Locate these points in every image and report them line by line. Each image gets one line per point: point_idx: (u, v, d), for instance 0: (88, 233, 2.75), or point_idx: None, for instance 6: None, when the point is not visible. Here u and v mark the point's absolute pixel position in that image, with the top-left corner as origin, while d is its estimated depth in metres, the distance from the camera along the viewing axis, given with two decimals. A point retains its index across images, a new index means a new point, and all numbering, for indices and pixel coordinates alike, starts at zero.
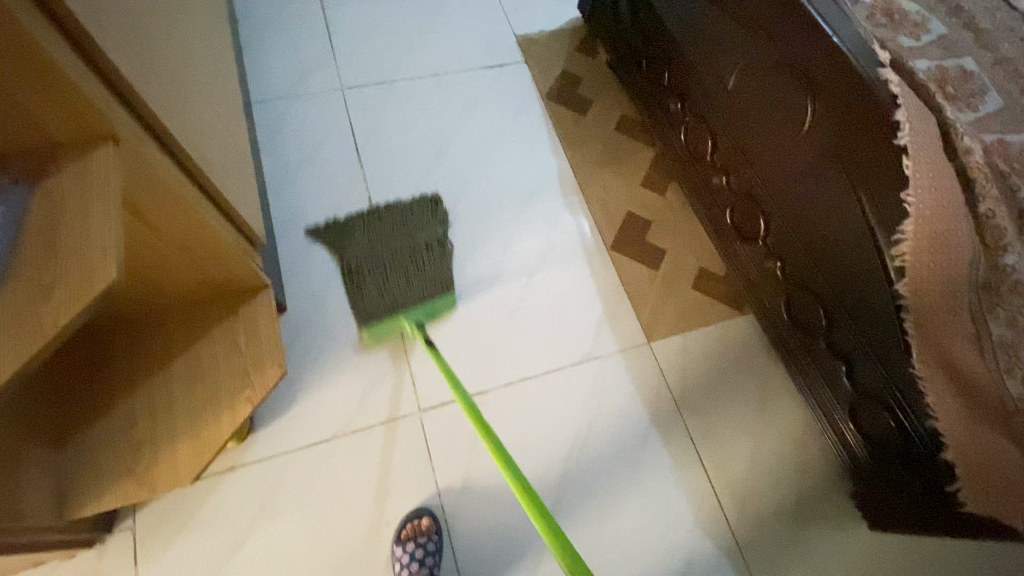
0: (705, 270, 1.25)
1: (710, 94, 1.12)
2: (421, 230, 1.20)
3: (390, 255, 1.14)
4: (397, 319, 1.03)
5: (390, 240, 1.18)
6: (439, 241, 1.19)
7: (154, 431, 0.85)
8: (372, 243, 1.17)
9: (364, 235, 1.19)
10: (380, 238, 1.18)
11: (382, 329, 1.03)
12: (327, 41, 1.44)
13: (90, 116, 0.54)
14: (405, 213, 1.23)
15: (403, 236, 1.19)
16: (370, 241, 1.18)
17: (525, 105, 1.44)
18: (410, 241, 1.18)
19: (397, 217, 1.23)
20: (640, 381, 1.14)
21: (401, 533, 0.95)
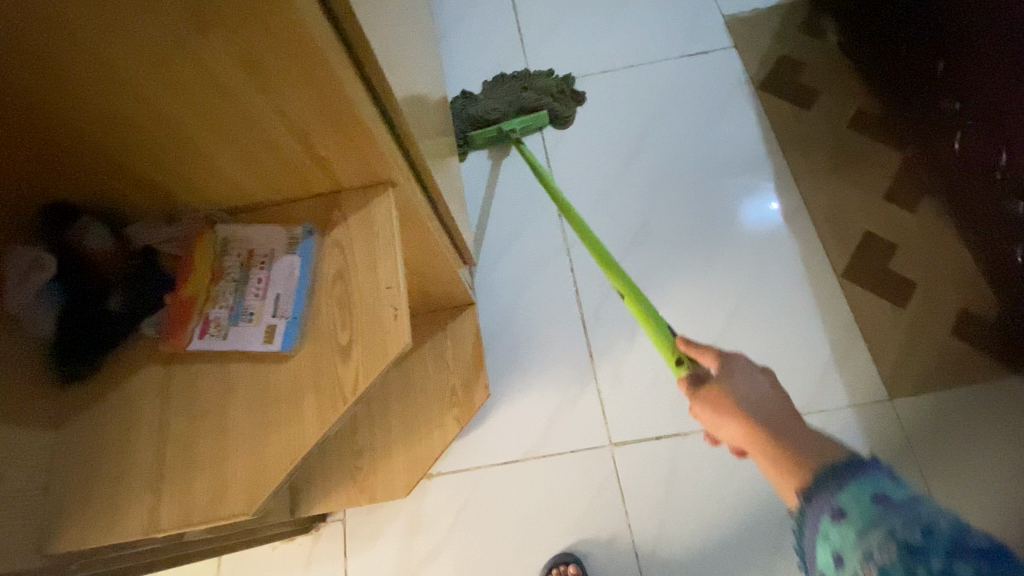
0: (971, 311, 1.00)
1: (1005, 95, 0.86)
2: (540, 86, 1.25)
3: (508, 95, 1.24)
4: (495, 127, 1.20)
5: (512, 86, 1.25)
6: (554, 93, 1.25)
7: (371, 441, 0.88)
8: (492, 91, 1.25)
9: (488, 90, 1.26)
10: (503, 88, 1.26)
11: (485, 130, 1.20)
12: (517, 33, 1.37)
13: (376, 161, 0.53)
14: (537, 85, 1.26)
15: (517, 84, 1.26)
16: (490, 92, 1.25)
17: (733, 98, 1.25)
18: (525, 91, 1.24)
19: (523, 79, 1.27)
20: (875, 444, 0.95)
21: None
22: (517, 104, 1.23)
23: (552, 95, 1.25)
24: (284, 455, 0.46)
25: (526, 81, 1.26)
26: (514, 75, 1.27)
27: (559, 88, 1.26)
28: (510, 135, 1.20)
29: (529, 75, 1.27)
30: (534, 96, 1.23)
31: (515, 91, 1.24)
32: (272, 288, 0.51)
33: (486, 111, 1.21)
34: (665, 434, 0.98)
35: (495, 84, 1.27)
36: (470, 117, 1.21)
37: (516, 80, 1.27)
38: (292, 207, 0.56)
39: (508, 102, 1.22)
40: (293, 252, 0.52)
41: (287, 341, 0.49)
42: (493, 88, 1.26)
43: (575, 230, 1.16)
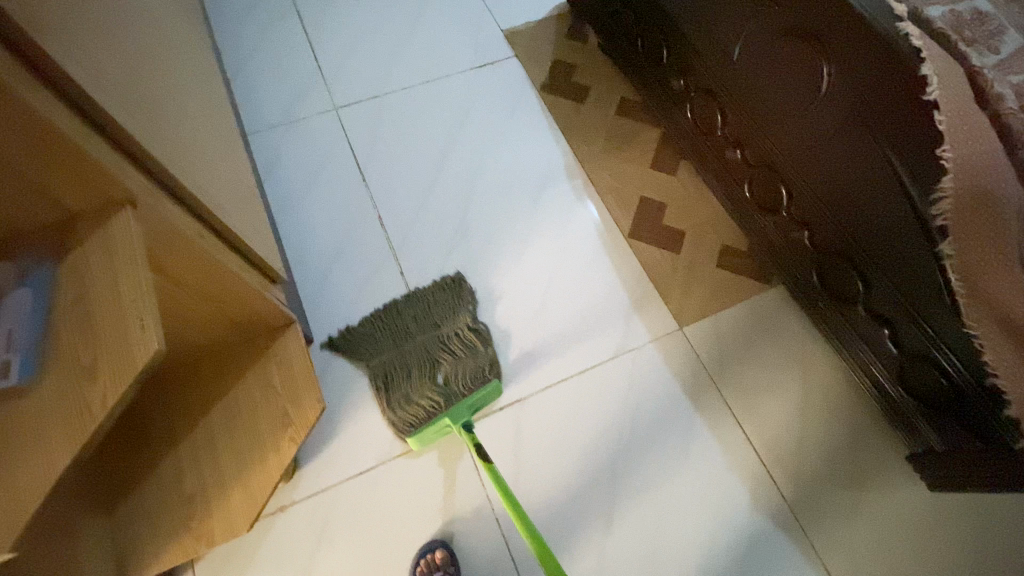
0: (728, 247, 1.23)
1: (712, 68, 1.09)
2: (446, 322, 1.08)
3: (420, 343, 1.05)
4: (443, 420, 0.97)
5: (420, 341, 1.05)
6: (473, 326, 1.08)
7: (201, 484, 0.84)
8: (401, 350, 1.04)
9: (391, 356, 1.04)
10: (412, 348, 1.04)
11: (428, 427, 0.97)
12: (312, 61, 1.41)
13: (104, 182, 0.52)
14: (428, 308, 1.10)
15: (432, 341, 1.05)
16: (398, 346, 1.05)
17: (521, 101, 1.40)
18: (436, 337, 1.06)
19: (432, 315, 1.09)
20: (678, 369, 1.12)
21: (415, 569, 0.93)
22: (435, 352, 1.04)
23: (473, 347, 1.06)
24: (31, 486, 0.45)
25: (437, 321, 1.08)
26: (415, 319, 1.08)
27: (471, 322, 1.10)
28: (460, 417, 0.98)
29: (433, 312, 1.09)
30: (454, 347, 1.05)
31: (435, 366, 1.02)
32: (2, 323, 0.49)
33: (409, 400, 0.99)
34: (507, 404, 1.07)
35: (398, 356, 1.04)
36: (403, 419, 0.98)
37: (426, 337, 1.06)
38: (24, 241, 0.53)
39: (427, 372, 1.01)
40: (23, 284, 0.51)
41: (26, 372, 0.48)
42: (402, 347, 1.05)
43: (398, 237, 1.21)
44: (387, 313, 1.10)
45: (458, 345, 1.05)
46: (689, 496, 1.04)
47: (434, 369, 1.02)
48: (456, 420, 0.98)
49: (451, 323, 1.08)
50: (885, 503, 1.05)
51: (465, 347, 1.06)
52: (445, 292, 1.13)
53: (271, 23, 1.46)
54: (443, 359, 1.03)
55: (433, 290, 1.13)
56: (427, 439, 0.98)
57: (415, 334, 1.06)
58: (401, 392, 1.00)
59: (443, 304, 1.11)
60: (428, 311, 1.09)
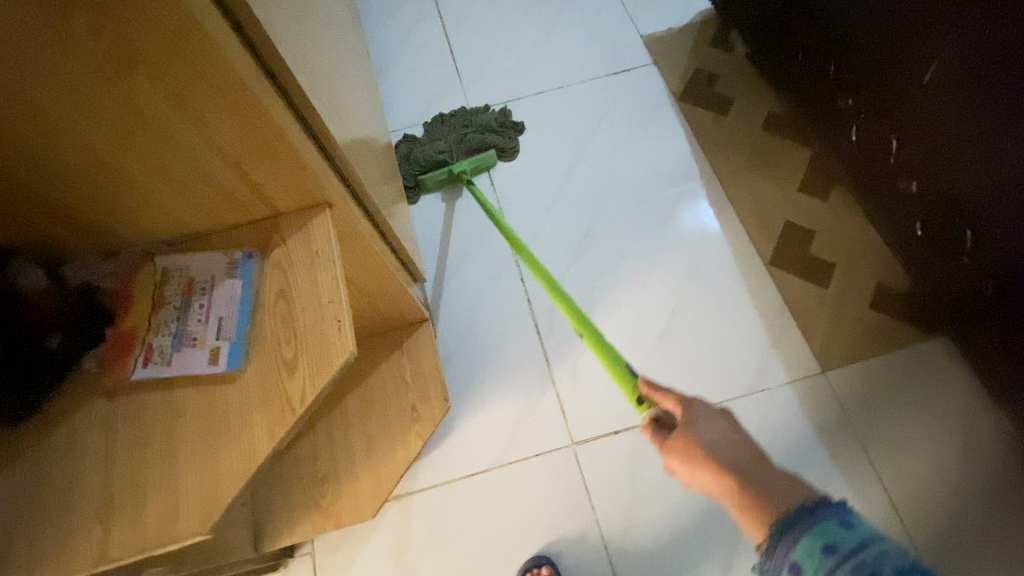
0: (884, 286, 1.10)
1: (891, 88, 0.97)
2: (479, 126, 1.30)
3: (452, 135, 1.28)
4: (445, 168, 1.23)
5: (453, 131, 1.29)
6: (502, 126, 1.31)
7: (334, 465, 0.89)
8: (434, 133, 1.29)
9: (429, 131, 1.30)
10: (444, 133, 1.29)
11: (434, 174, 1.23)
12: (451, 62, 1.44)
13: (310, 185, 0.55)
14: (467, 117, 1.32)
15: (456, 120, 1.32)
16: (434, 133, 1.29)
17: (657, 110, 1.35)
18: (463, 129, 1.29)
19: (462, 117, 1.32)
20: (814, 414, 1.02)
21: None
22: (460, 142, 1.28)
23: (492, 132, 1.30)
24: (236, 470, 0.47)
25: (465, 119, 1.31)
26: (451, 114, 1.32)
27: (498, 124, 1.31)
28: (461, 176, 1.24)
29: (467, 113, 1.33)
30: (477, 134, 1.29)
31: (462, 143, 1.28)
32: (214, 312, 0.53)
33: (431, 151, 1.24)
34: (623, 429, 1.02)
35: (432, 126, 1.31)
36: (419, 162, 1.24)
37: (456, 127, 1.30)
38: (234, 234, 0.58)
39: (450, 143, 1.26)
40: (233, 275, 0.54)
41: (233, 360, 0.51)
42: (434, 130, 1.30)
43: (523, 241, 1.21)
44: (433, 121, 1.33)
45: (480, 131, 1.29)
46: None
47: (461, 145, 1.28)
48: (457, 169, 1.23)
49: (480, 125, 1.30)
50: None
51: (484, 127, 1.30)
52: (485, 108, 1.34)
53: (415, 24, 1.51)
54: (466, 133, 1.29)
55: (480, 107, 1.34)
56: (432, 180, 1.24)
57: (447, 125, 1.31)
58: (425, 146, 1.26)
59: (475, 109, 1.34)
60: (462, 111, 1.33)
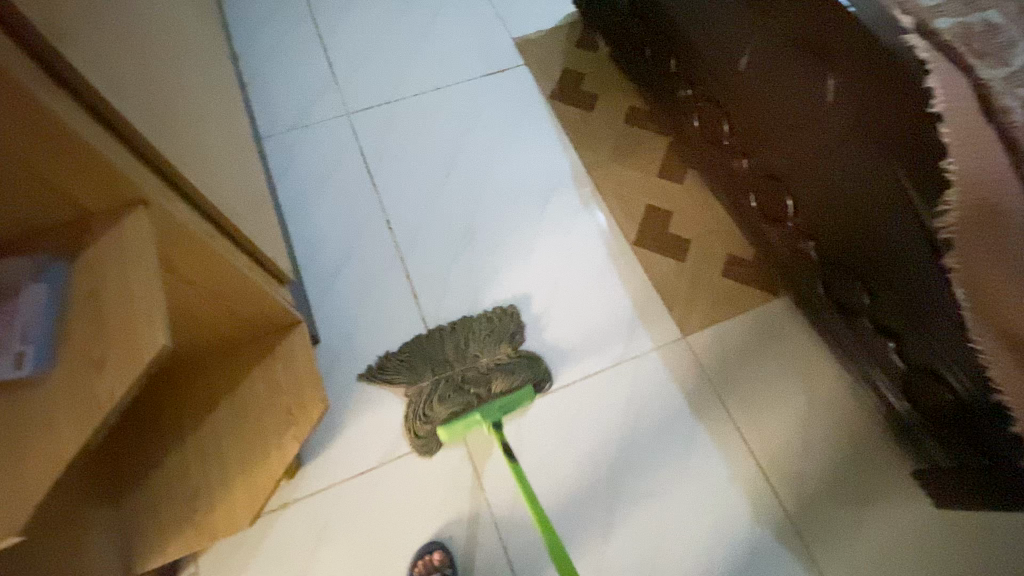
0: (734, 256, 1.23)
1: (719, 78, 1.09)
2: (488, 354, 1.09)
3: (461, 377, 1.05)
4: (474, 416, 1.00)
5: (458, 361, 1.07)
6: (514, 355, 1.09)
7: (207, 478, 0.86)
8: (440, 364, 1.07)
9: (428, 356, 1.08)
10: (448, 350, 1.08)
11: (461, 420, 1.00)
12: (327, 67, 1.44)
13: (119, 185, 0.55)
14: (464, 331, 1.10)
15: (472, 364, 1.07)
16: (437, 353, 1.08)
17: (531, 108, 1.42)
18: (477, 363, 1.07)
19: (469, 332, 1.10)
20: (682, 377, 1.12)
21: (414, 569, 0.93)
22: (477, 391, 1.04)
23: (512, 369, 1.07)
24: (38, 473, 0.46)
25: (466, 351, 1.08)
26: (437, 339, 1.09)
27: (501, 340, 1.10)
28: (495, 424, 1.01)
29: (464, 331, 1.10)
30: (489, 376, 1.06)
31: (473, 385, 1.04)
32: (16, 316, 0.51)
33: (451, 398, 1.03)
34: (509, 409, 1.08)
35: (444, 372, 1.06)
36: (443, 405, 1.02)
37: (464, 348, 1.09)
38: (41, 239, 0.55)
39: (467, 393, 1.03)
40: (39, 279, 0.52)
41: (39, 364, 0.49)
42: (436, 355, 1.08)
43: (404, 240, 1.23)
44: (433, 336, 1.10)
45: (498, 371, 1.06)
46: (688, 506, 1.04)
47: (478, 387, 1.04)
48: (489, 420, 1.01)
49: (493, 340, 1.10)
50: (890, 525, 1.03)
51: (502, 367, 1.07)
52: (490, 315, 1.13)
53: (288, 30, 1.50)
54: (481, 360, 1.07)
55: (477, 317, 1.13)
56: (457, 431, 1.00)
57: (455, 347, 1.09)
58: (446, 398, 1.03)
59: (482, 326, 1.11)
60: (468, 329, 1.11)
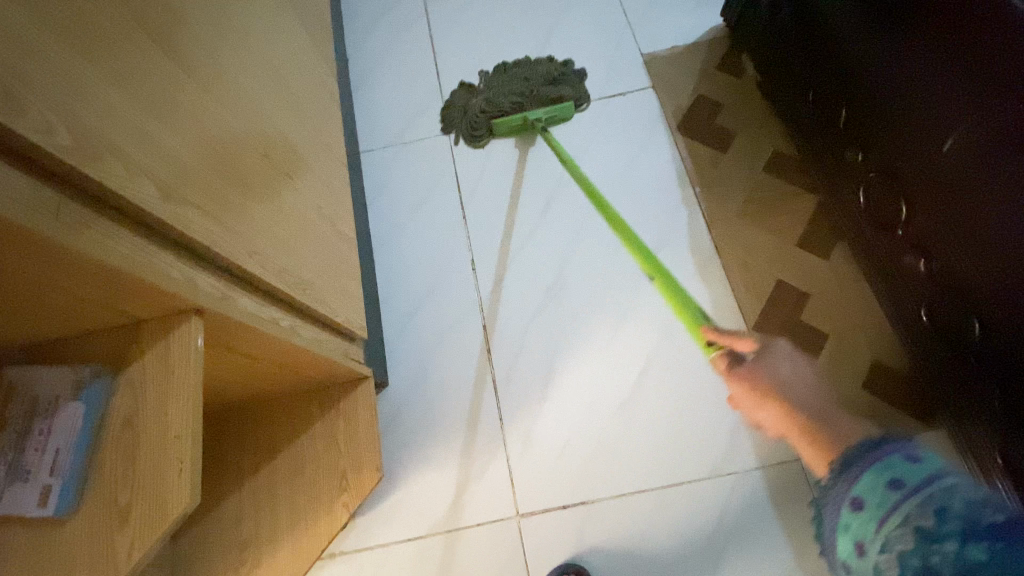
0: (880, 363, 0.99)
1: (904, 151, 0.84)
2: (545, 84, 1.26)
3: (513, 86, 1.26)
4: (520, 115, 1.23)
5: (517, 79, 1.27)
6: (562, 75, 1.27)
7: (258, 530, 0.85)
8: (495, 83, 1.27)
9: (487, 80, 1.28)
10: (510, 86, 1.26)
11: (509, 119, 1.23)
12: (435, 76, 1.34)
13: (163, 298, 0.48)
14: (530, 67, 1.29)
15: (525, 86, 1.26)
16: (492, 82, 1.28)
17: (651, 141, 1.23)
18: (530, 74, 1.27)
19: (526, 69, 1.28)
20: (784, 509, 0.93)
21: None
22: (529, 92, 1.25)
23: (561, 83, 1.27)
24: None
25: (525, 70, 1.28)
26: (501, 67, 1.30)
27: (559, 74, 1.28)
28: (537, 124, 1.23)
29: (529, 63, 1.29)
30: (547, 87, 1.25)
31: (523, 88, 1.25)
32: (52, 442, 0.48)
33: (503, 101, 1.24)
34: (572, 502, 0.96)
35: (502, 81, 1.27)
36: (495, 109, 1.24)
37: (519, 78, 1.27)
38: (87, 341, 0.51)
39: (518, 92, 1.24)
40: (78, 400, 0.49)
41: (62, 505, 0.46)
42: (493, 78, 1.28)
43: (489, 282, 1.14)
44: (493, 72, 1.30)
45: (547, 78, 1.26)
46: None
47: (524, 91, 1.25)
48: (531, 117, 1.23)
49: (549, 82, 1.26)
50: None
51: (551, 80, 1.27)
52: (549, 62, 1.29)
53: (402, 32, 1.41)
54: (534, 75, 1.27)
55: (543, 58, 1.30)
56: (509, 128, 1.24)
57: (515, 80, 1.27)
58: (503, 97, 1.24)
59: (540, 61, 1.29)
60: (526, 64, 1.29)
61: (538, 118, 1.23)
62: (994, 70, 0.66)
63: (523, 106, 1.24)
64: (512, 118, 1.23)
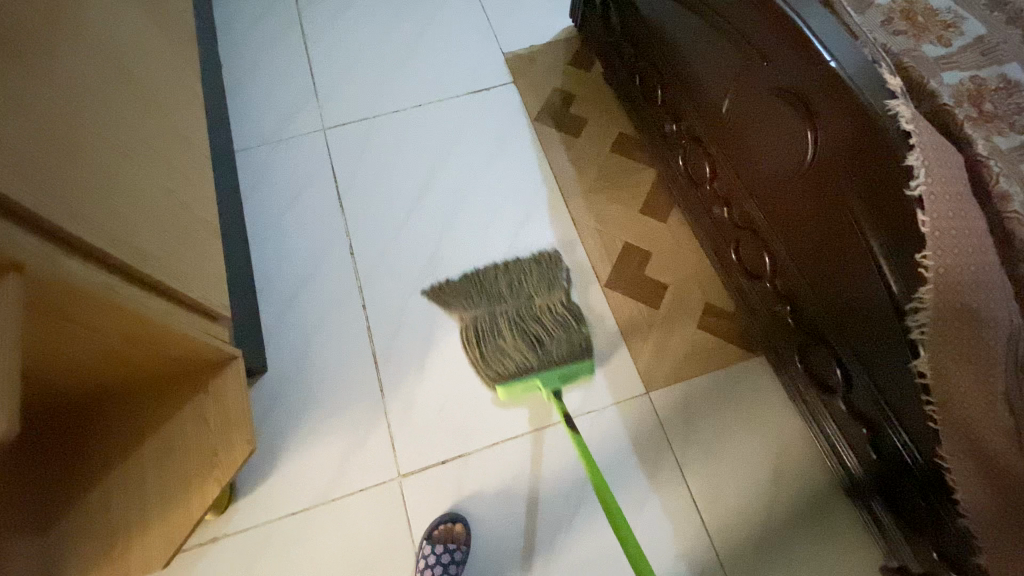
0: (711, 306, 1.14)
1: (703, 116, 1.01)
2: (543, 302, 1.10)
3: (516, 330, 1.06)
4: (534, 379, 1.01)
5: (516, 317, 1.07)
6: (568, 308, 1.08)
7: (126, 514, 0.85)
8: (493, 324, 1.07)
9: (473, 303, 1.10)
10: (512, 330, 1.06)
11: (523, 387, 1.01)
12: (308, 79, 1.40)
13: None
14: (519, 286, 1.12)
15: (522, 304, 1.09)
16: (479, 292, 1.11)
17: (513, 130, 1.35)
18: (531, 305, 1.09)
19: (517, 277, 1.14)
20: (638, 436, 1.05)
21: (433, 531, 0.97)
22: (540, 342, 1.05)
23: (569, 324, 1.07)
24: None
25: (513, 305, 1.09)
26: (477, 296, 1.11)
27: (562, 308, 1.10)
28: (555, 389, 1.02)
29: (523, 287, 1.11)
30: (561, 342, 1.04)
31: (529, 336, 1.05)
32: None
33: (511, 355, 1.04)
34: (450, 458, 1.03)
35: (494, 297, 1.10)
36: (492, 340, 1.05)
37: (518, 317, 1.07)
38: None
39: (527, 338, 1.05)
40: None
41: None
42: (484, 316, 1.09)
43: (366, 266, 1.19)
44: (481, 279, 1.14)
45: (553, 315, 1.08)
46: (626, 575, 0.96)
47: (534, 341, 1.05)
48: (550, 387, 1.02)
49: (557, 324, 1.06)
50: None
51: (558, 322, 1.07)
52: (547, 290, 1.11)
53: (275, 38, 1.46)
54: (534, 304, 1.08)
55: (530, 267, 1.15)
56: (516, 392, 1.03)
57: (512, 322, 1.07)
58: (493, 329, 1.06)
59: (528, 270, 1.15)
60: (525, 280, 1.13)
61: (554, 385, 1.02)
62: (747, 38, 0.82)
63: (537, 365, 1.03)
64: (524, 378, 1.01)
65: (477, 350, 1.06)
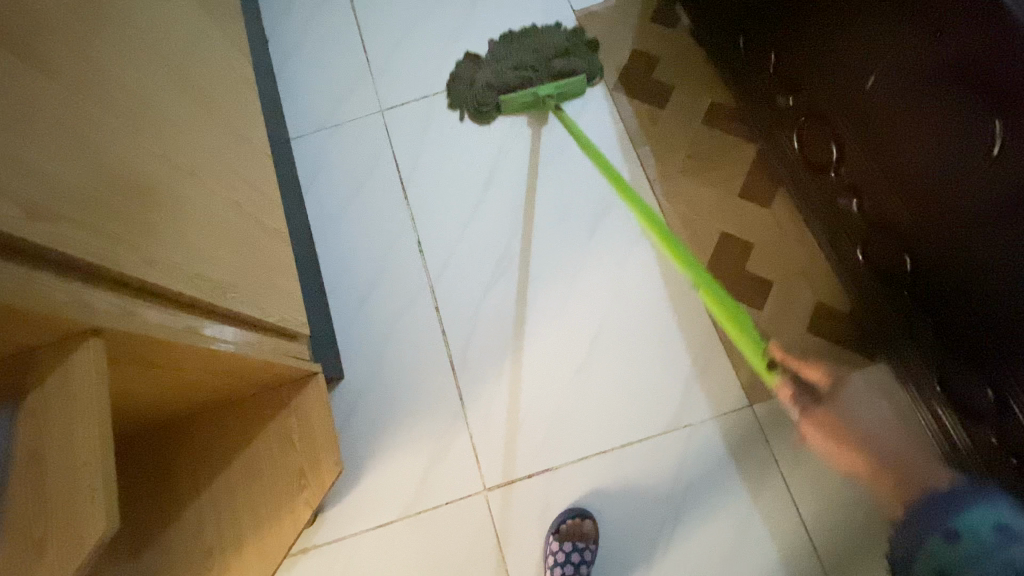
0: (823, 305, 1.02)
1: (828, 92, 0.84)
2: (550, 37, 1.23)
3: (513, 58, 1.21)
4: (530, 91, 1.16)
5: (525, 53, 1.22)
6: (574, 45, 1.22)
7: (220, 536, 0.84)
8: (499, 55, 1.22)
9: (492, 51, 1.23)
10: (519, 53, 1.21)
11: (517, 95, 1.16)
12: (361, 53, 1.28)
13: (55, 325, 0.47)
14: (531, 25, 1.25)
15: (532, 55, 1.22)
16: (499, 54, 1.22)
17: (588, 103, 1.20)
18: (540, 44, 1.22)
19: (533, 40, 1.23)
20: (737, 452, 0.96)
21: (560, 526, 0.93)
22: (540, 69, 1.19)
23: (572, 54, 1.21)
24: None
25: (533, 44, 1.23)
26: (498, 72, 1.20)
27: (570, 43, 1.22)
28: (548, 100, 1.16)
29: (537, 32, 1.24)
30: (558, 62, 1.20)
31: (529, 57, 1.20)
32: None
33: (512, 80, 1.18)
34: (536, 470, 0.98)
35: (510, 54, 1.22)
36: (503, 83, 1.18)
37: (524, 51, 1.22)
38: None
39: (528, 70, 1.19)
40: None
41: None
42: (501, 47, 1.23)
43: (437, 263, 1.12)
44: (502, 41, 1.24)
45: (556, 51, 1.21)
46: None
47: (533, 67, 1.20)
48: (543, 92, 1.16)
49: (556, 45, 1.22)
50: None
51: (562, 56, 1.21)
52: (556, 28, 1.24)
53: (321, 7, 1.34)
54: (543, 47, 1.22)
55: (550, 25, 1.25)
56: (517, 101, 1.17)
57: (522, 48, 1.22)
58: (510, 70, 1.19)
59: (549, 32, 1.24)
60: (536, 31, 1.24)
61: (549, 93, 1.16)
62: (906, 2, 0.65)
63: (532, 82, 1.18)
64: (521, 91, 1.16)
65: (480, 90, 1.20)
